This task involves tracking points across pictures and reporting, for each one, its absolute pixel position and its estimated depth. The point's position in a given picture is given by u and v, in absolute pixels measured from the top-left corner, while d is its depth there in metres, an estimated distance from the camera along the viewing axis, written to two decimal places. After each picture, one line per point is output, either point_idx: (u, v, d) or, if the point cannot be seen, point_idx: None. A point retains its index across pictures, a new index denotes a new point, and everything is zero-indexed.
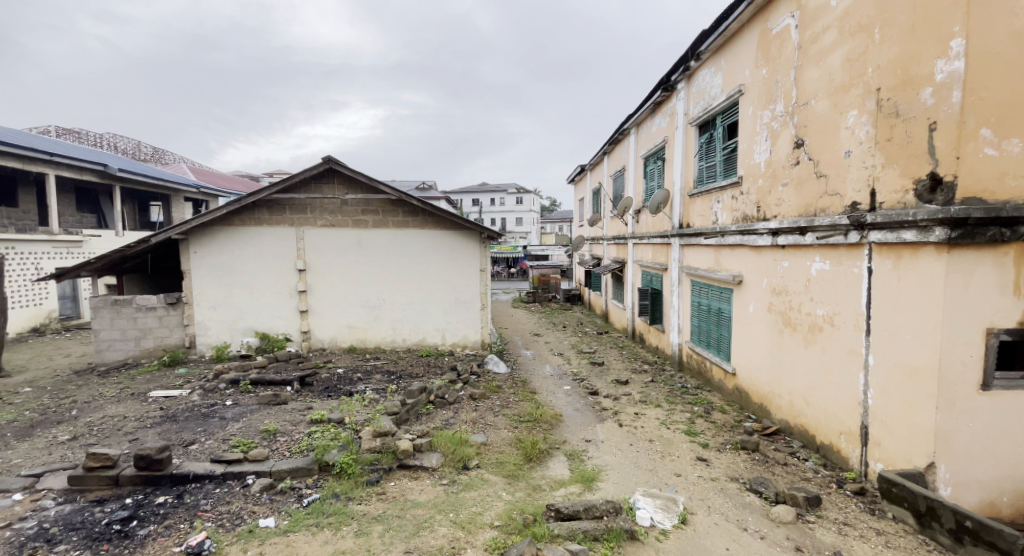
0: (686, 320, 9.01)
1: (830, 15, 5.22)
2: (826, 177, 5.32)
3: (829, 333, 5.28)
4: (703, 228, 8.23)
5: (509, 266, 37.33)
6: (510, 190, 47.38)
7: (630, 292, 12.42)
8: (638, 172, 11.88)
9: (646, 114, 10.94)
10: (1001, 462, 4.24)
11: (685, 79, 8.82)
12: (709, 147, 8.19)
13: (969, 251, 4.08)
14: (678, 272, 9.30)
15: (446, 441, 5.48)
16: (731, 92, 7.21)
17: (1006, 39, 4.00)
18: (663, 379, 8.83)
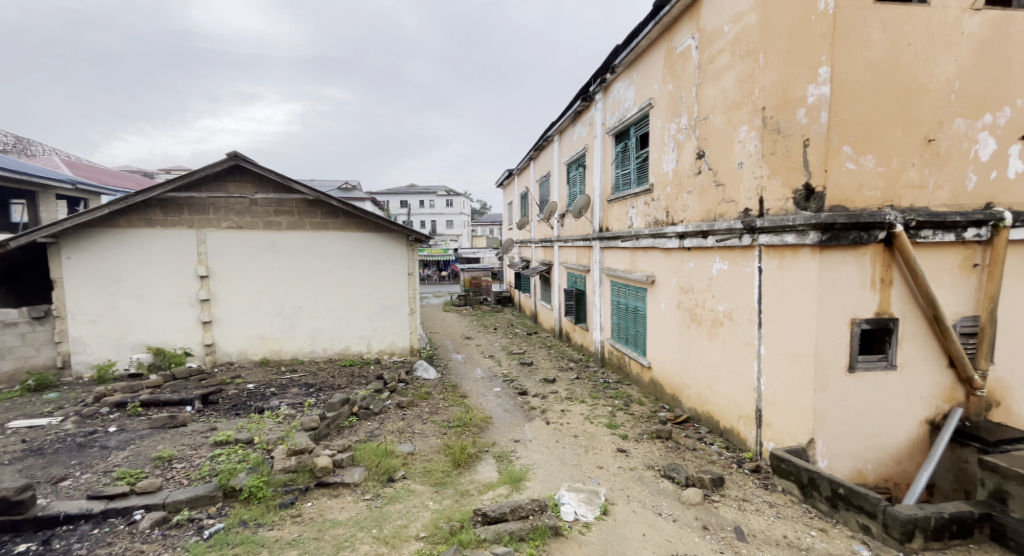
0: (608, 319, 9.45)
1: (725, 39, 5.73)
2: (724, 185, 5.82)
3: (729, 326, 5.82)
4: (620, 232, 8.67)
5: (438, 269, 36.94)
6: (439, 192, 46.94)
7: (558, 293, 12.76)
8: (562, 178, 12.24)
9: (568, 122, 11.33)
10: (866, 435, 4.87)
11: (602, 90, 9.27)
12: (625, 156, 8.65)
13: (837, 252, 4.66)
14: (598, 273, 9.73)
15: (369, 454, 5.32)
16: (642, 105, 7.67)
17: (861, 69, 4.64)
18: (587, 375, 9.17)
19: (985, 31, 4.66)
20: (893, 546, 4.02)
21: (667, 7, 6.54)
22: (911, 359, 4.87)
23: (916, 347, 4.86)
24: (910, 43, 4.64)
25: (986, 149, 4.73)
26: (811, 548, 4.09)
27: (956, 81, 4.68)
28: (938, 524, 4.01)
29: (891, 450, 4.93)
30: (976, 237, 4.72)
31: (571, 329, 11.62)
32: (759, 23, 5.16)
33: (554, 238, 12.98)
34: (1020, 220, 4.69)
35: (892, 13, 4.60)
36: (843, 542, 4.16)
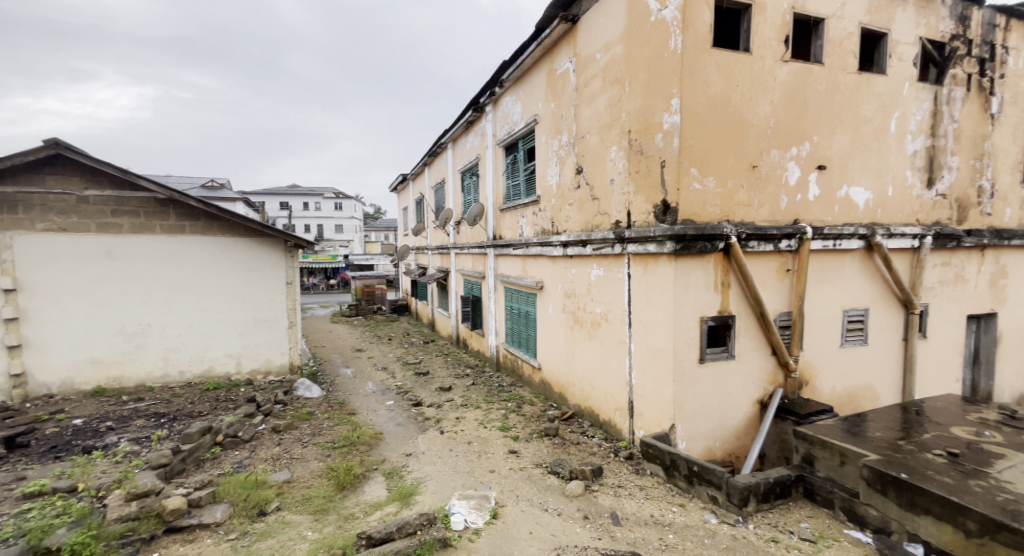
0: (502, 324, 9.67)
1: (597, 66, 6.27)
2: (599, 199, 6.33)
3: (606, 327, 6.33)
4: (511, 240, 8.94)
5: (327, 277, 34.82)
6: (326, 194, 44.29)
7: (454, 300, 12.78)
8: (456, 186, 12.28)
9: (460, 131, 11.43)
10: (715, 418, 5.60)
11: (492, 103, 9.52)
12: (514, 167, 8.95)
13: (688, 259, 5.31)
14: (492, 280, 9.95)
15: (235, 487, 4.90)
16: (529, 121, 8.04)
17: (703, 103, 5.35)
18: (482, 381, 9.30)
19: (793, 78, 5.63)
20: (734, 512, 4.69)
21: (547, 30, 6.97)
22: (746, 350, 5.70)
23: (750, 339, 5.71)
24: (739, 84, 5.46)
25: (794, 175, 5.72)
26: (672, 523, 4.61)
27: (773, 118, 5.60)
28: (766, 488, 4.78)
29: (734, 429, 5.73)
30: (789, 246, 5.67)
31: (467, 335, 11.69)
32: (625, 54, 5.73)
33: (449, 245, 12.97)
34: (818, 233, 5.73)
35: (726, 57, 5.38)
36: (697, 513, 4.78)
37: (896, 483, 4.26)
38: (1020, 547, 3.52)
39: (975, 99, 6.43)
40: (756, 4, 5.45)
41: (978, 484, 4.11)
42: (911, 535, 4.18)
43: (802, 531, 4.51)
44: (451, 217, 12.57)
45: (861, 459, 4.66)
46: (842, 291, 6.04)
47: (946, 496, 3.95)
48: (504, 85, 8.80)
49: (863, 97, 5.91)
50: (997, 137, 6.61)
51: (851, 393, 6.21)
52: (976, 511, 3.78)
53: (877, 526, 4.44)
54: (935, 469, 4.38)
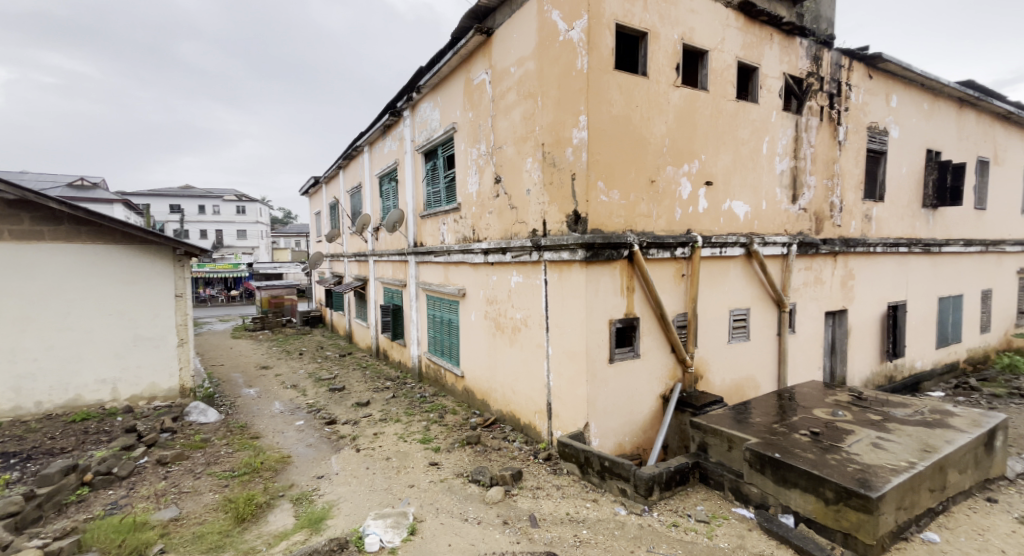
0: (424, 333, 9.55)
1: (511, 79, 6.48)
2: (517, 208, 6.51)
3: (525, 332, 6.52)
4: (432, 247, 8.88)
5: (228, 287, 32.03)
6: (227, 196, 40.75)
7: (373, 309, 12.37)
8: (374, 192, 11.92)
9: (377, 135, 11.15)
10: (624, 414, 5.99)
11: (409, 108, 9.42)
12: (434, 174, 8.91)
13: (598, 266, 5.65)
14: (414, 288, 9.76)
15: (107, 532, 4.44)
16: (447, 128, 8.07)
17: (608, 120, 5.74)
18: (404, 393, 9.10)
19: (684, 102, 6.24)
20: (641, 502, 5.06)
21: (462, 41, 7.06)
22: (650, 349, 6.17)
23: (653, 339, 6.19)
24: (638, 105, 5.93)
25: (686, 189, 6.32)
26: (587, 519, 4.87)
27: (667, 137, 6.15)
28: (667, 476, 5.23)
29: (640, 424, 6.16)
30: (683, 254, 6.24)
31: (388, 346, 11.36)
32: (536, 70, 6.00)
33: (367, 252, 12.55)
34: (707, 242, 6.38)
35: (626, 80, 5.82)
36: (609, 506, 5.09)
37: (772, 462, 4.87)
38: (865, 510, 4.20)
39: (827, 127, 7.52)
40: (651, 32, 5.97)
41: (834, 458, 4.82)
42: (784, 507, 4.81)
43: (697, 513, 4.98)
44: (369, 223, 12.15)
45: (744, 443, 5.27)
46: (729, 293, 6.76)
47: (810, 471, 4.59)
48: (420, 92, 8.76)
49: (742, 122, 6.69)
50: (844, 160, 7.79)
51: (738, 384, 6.95)
52: (832, 481, 4.43)
53: (758, 502, 5.03)
54: (801, 447, 5.06)
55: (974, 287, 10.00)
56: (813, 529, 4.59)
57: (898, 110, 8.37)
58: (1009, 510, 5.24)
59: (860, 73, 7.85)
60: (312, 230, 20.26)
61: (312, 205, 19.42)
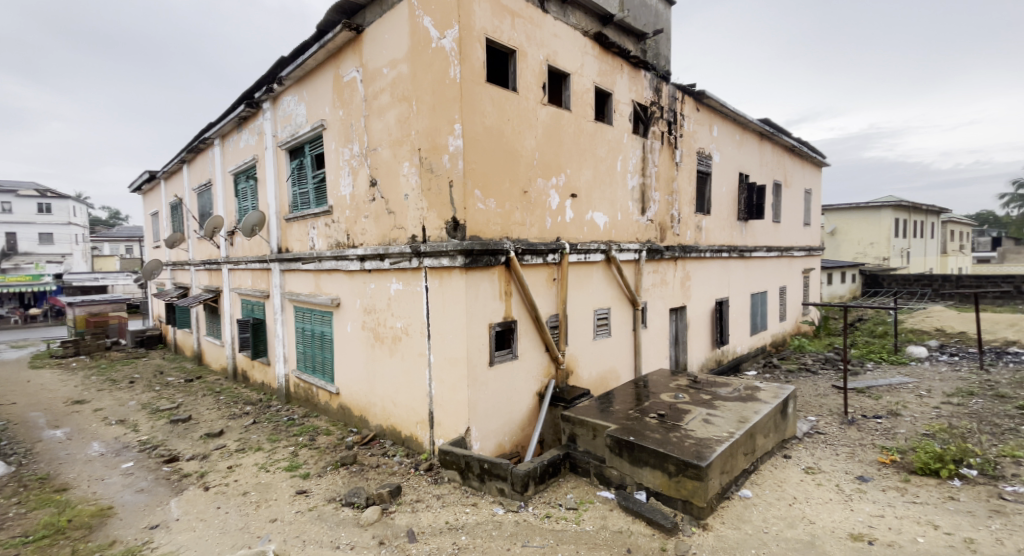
0: (292, 349, 8.70)
1: (384, 80, 6.32)
2: (394, 213, 6.35)
3: (405, 341, 6.37)
4: (300, 253, 8.17)
5: (22, 305, 25.48)
6: (22, 191, 32.24)
7: (227, 325, 10.88)
8: (227, 190, 10.55)
9: (231, 127, 9.94)
10: (503, 415, 6.18)
11: (269, 100, 8.58)
12: (301, 174, 8.22)
13: (477, 271, 5.77)
14: (279, 299, 8.85)
15: None
16: (314, 125, 7.53)
17: (481, 131, 5.92)
18: (267, 417, 8.17)
19: (550, 119, 6.72)
20: (517, 499, 5.28)
21: (329, 34, 6.68)
22: (527, 350, 6.48)
23: (529, 340, 6.51)
24: (510, 118, 6.23)
25: (555, 200, 6.80)
26: (466, 524, 4.92)
27: (537, 151, 6.56)
28: (541, 470, 5.56)
29: (519, 422, 6.42)
30: (554, 259, 6.70)
31: (247, 366, 10.10)
32: (410, 74, 5.92)
33: (219, 259, 11.04)
34: (574, 249, 6.94)
35: (498, 93, 6.08)
36: (488, 508, 5.20)
37: (628, 445, 5.48)
38: (698, 477, 4.94)
39: (667, 150, 8.73)
40: (519, 51, 6.33)
41: (676, 435, 5.59)
42: (638, 485, 5.45)
43: (568, 502, 5.37)
44: (222, 226, 10.70)
45: (606, 430, 5.83)
46: (594, 295, 7.43)
47: (657, 449, 5.27)
48: (281, 84, 8.04)
49: (600, 141, 7.43)
50: (680, 179, 9.11)
51: (603, 377, 7.65)
52: (674, 456, 5.13)
53: (617, 483, 5.62)
54: (650, 428, 5.78)
55: (774, 285, 12.41)
56: (660, 500, 5.27)
57: (718, 139, 10.08)
58: (798, 463, 6.61)
59: (690, 105, 9.28)
60: (148, 234, 17.19)
61: (147, 205, 16.47)
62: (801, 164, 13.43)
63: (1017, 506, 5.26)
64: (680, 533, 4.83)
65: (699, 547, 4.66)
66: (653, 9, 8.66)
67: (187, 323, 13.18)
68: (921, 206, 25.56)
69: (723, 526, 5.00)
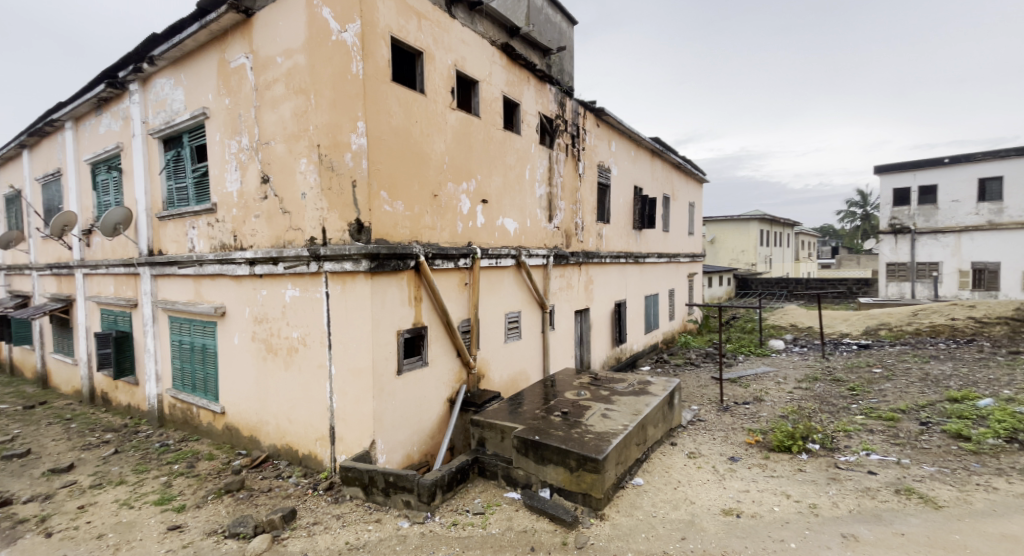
0: (165, 365, 7.64)
1: (278, 70, 5.85)
2: (290, 213, 5.88)
3: (303, 352, 5.92)
4: (176, 256, 7.22)
5: None
6: None
7: (80, 340, 9.25)
8: (83, 182, 9.01)
9: (87, 108, 8.53)
10: (411, 425, 5.99)
11: (138, 81, 7.51)
12: (177, 167, 7.29)
13: (383, 276, 5.54)
14: (149, 308, 7.73)
15: None
16: (194, 113, 6.74)
17: (387, 131, 5.74)
18: (133, 445, 7.07)
19: (459, 123, 6.71)
20: (424, 509, 5.17)
21: (212, 14, 6.03)
22: (437, 356, 6.38)
23: (439, 346, 6.40)
24: (417, 120, 6.11)
25: (465, 205, 6.79)
26: (368, 542, 4.70)
27: (447, 155, 6.52)
28: (449, 478, 5.50)
29: (428, 430, 6.27)
30: (465, 264, 6.69)
31: (108, 388, 8.68)
32: (307, 66, 5.55)
33: (71, 262, 9.38)
34: (485, 254, 7.00)
35: (405, 93, 5.93)
36: (393, 523, 5.02)
37: (533, 444, 5.64)
38: (596, 470, 5.23)
39: (571, 161, 9.18)
40: (426, 53, 6.25)
41: (577, 432, 5.88)
42: (542, 482, 5.64)
43: (475, 507, 5.39)
44: (75, 223, 9.11)
45: (513, 431, 5.95)
46: (504, 299, 7.53)
47: (560, 446, 5.49)
48: (152, 64, 7.08)
49: (508, 149, 7.59)
50: (583, 189, 9.62)
51: (513, 380, 7.77)
52: (574, 452, 5.38)
53: (523, 483, 5.76)
54: (554, 426, 6.01)
55: (664, 288, 13.62)
56: (562, 495, 5.50)
57: (616, 153, 10.84)
58: (683, 449, 7.32)
59: (592, 121, 9.87)
60: None
61: None
62: (686, 179, 14.93)
63: (848, 472, 6.32)
64: (579, 526, 5.07)
65: (597, 537, 4.92)
66: (557, 27, 9.09)
67: (27, 339, 11.01)
68: (779, 219, 29.70)
69: (618, 514, 5.34)
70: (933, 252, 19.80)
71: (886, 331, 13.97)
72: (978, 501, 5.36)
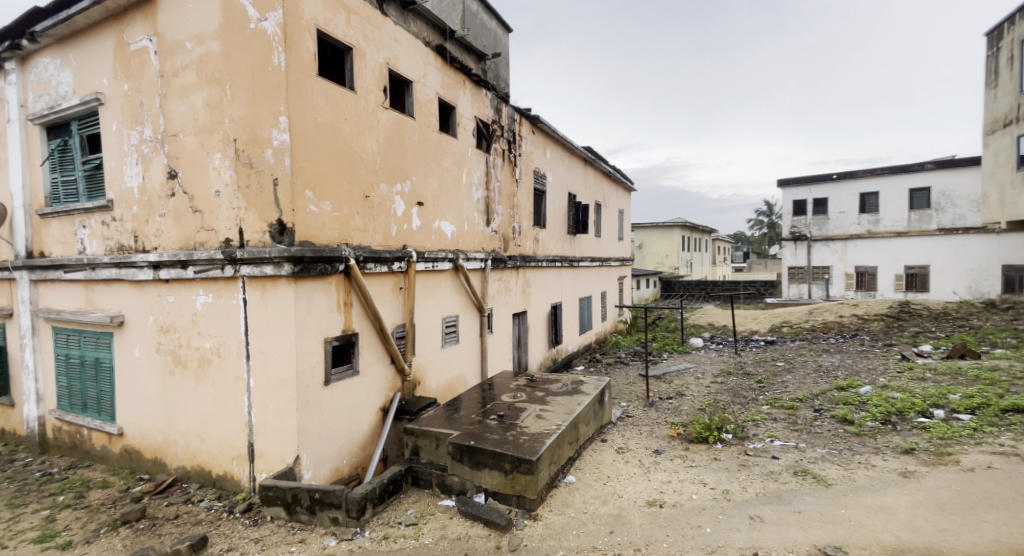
0: (48, 383, 6.70)
1: (188, 56, 5.36)
2: (202, 212, 5.39)
3: (217, 364, 5.43)
4: (62, 259, 6.37)
5: None
6: None
7: None
8: None
9: None
10: (339, 437, 5.69)
11: (15, 59, 6.57)
12: (64, 158, 6.44)
13: (308, 281, 5.21)
14: (27, 319, 6.75)
15: None
16: (85, 99, 5.99)
17: (313, 128, 5.43)
18: (6, 476, 6.12)
19: (391, 123, 6.52)
20: (353, 525, 4.94)
21: None
22: (369, 364, 6.13)
23: (371, 354, 6.16)
24: (347, 117, 5.86)
25: (399, 207, 6.61)
26: None
27: (378, 155, 6.30)
28: (380, 490, 5.30)
29: (358, 442, 5.99)
30: (399, 268, 6.51)
31: None
32: (222, 54, 5.14)
33: None
34: (420, 257, 6.84)
35: (332, 89, 5.66)
36: (318, 542, 4.75)
37: (468, 450, 5.59)
38: (531, 471, 5.29)
39: (507, 166, 9.26)
40: (356, 49, 6.01)
41: (512, 434, 5.91)
42: (477, 488, 5.61)
43: (407, 518, 5.23)
44: None
45: (448, 438, 5.86)
46: (440, 303, 7.40)
47: (495, 449, 5.49)
48: (34, 40, 6.23)
49: (444, 151, 7.49)
50: (519, 194, 9.73)
51: (449, 385, 7.64)
52: (509, 455, 5.39)
53: (458, 489, 5.69)
54: (489, 430, 6.00)
55: (597, 290, 14.13)
56: (497, 499, 5.50)
57: (551, 160, 11.10)
58: (613, 445, 7.61)
59: (527, 128, 10.03)
60: None
61: None
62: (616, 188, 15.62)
63: (756, 458, 6.92)
64: (513, 529, 5.09)
65: (530, 538, 4.97)
66: (493, 33, 9.16)
67: None
68: (698, 226, 31.89)
69: (551, 514, 5.43)
70: (825, 257, 22.27)
71: (788, 327, 15.48)
72: (860, 478, 6.08)
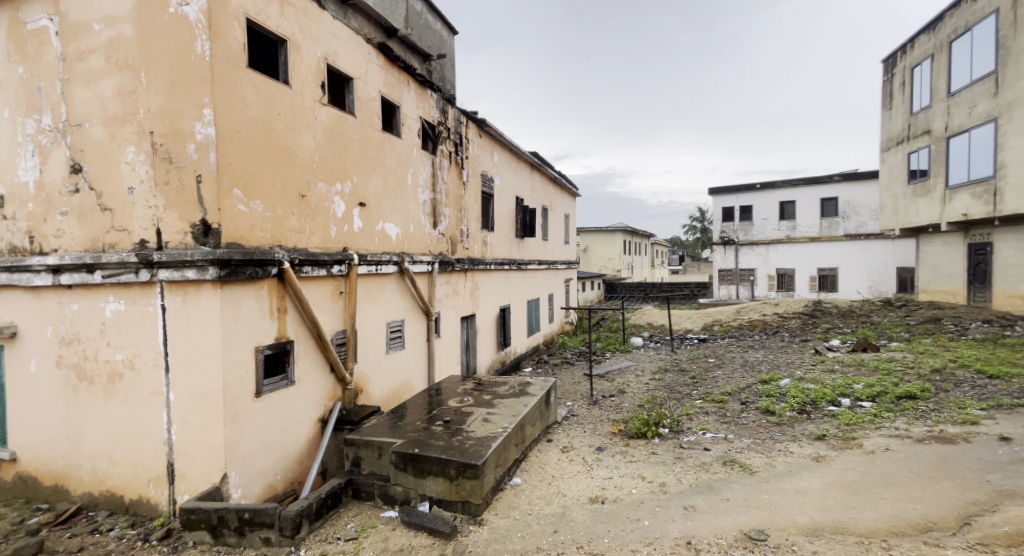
0: None
1: (95, 39, 4.84)
2: (112, 211, 4.88)
3: (130, 378, 4.92)
4: None
5: None
6: None
7: None
8: None
9: None
10: (272, 452, 5.33)
11: None
12: None
13: (236, 286, 4.85)
14: None
15: None
16: None
17: (242, 122, 5.04)
18: None
19: (330, 121, 6.24)
20: (287, 544, 4.64)
21: None
22: (305, 373, 5.81)
23: (307, 362, 5.84)
24: (281, 112, 5.51)
25: (339, 208, 6.34)
26: None
27: (316, 153, 6.01)
28: (317, 505, 5.03)
29: (294, 456, 5.65)
30: (340, 271, 6.24)
31: None
32: (137, 39, 4.70)
33: None
34: (362, 260, 6.59)
35: (264, 81, 5.28)
36: None
37: (412, 458, 5.45)
38: (476, 476, 5.24)
39: (454, 169, 9.16)
40: (291, 41, 5.68)
41: (458, 439, 5.82)
42: (421, 496, 5.47)
43: (347, 533, 5.00)
44: None
45: (392, 447, 5.68)
46: (384, 308, 7.16)
47: (439, 456, 5.38)
48: None
49: (388, 151, 7.29)
50: (467, 197, 9.65)
51: (393, 392, 7.41)
52: (454, 461, 5.31)
53: (401, 499, 5.53)
54: (435, 437, 5.89)
55: (545, 293, 14.32)
56: (441, 507, 5.39)
57: (498, 164, 11.11)
58: (557, 444, 7.72)
59: (474, 130, 9.98)
60: None
61: None
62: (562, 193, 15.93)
63: (689, 450, 7.29)
64: (457, 536, 5.01)
65: (474, 544, 4.91)
66: (438, 35, 9.06)
67: None
68: (638, 231, 33.22)
69: (496, 517, 5.41)
70: (750, 260, 23.96)
71: (719, 326, 16.50)
72: (780, 464, 6.57)
